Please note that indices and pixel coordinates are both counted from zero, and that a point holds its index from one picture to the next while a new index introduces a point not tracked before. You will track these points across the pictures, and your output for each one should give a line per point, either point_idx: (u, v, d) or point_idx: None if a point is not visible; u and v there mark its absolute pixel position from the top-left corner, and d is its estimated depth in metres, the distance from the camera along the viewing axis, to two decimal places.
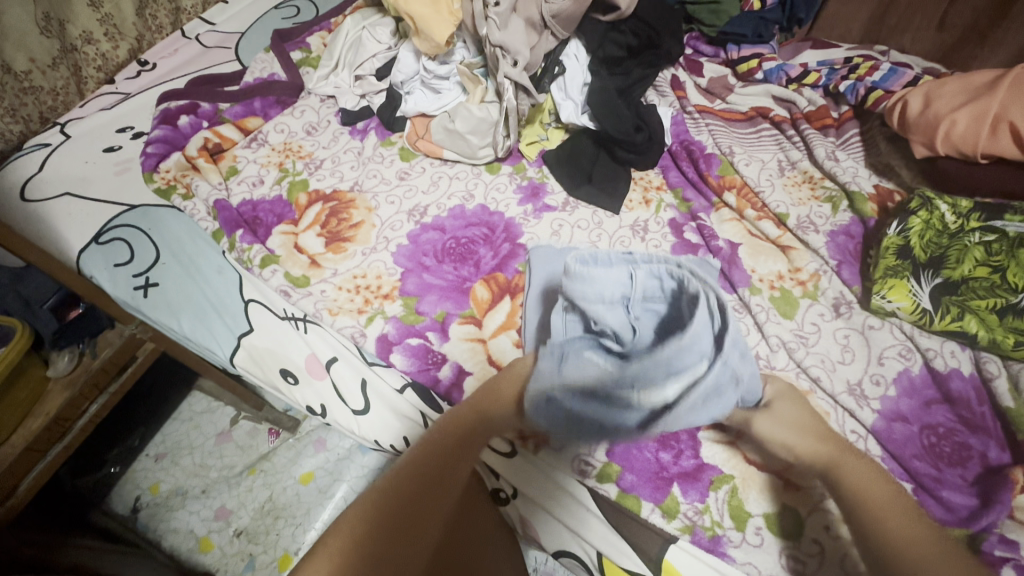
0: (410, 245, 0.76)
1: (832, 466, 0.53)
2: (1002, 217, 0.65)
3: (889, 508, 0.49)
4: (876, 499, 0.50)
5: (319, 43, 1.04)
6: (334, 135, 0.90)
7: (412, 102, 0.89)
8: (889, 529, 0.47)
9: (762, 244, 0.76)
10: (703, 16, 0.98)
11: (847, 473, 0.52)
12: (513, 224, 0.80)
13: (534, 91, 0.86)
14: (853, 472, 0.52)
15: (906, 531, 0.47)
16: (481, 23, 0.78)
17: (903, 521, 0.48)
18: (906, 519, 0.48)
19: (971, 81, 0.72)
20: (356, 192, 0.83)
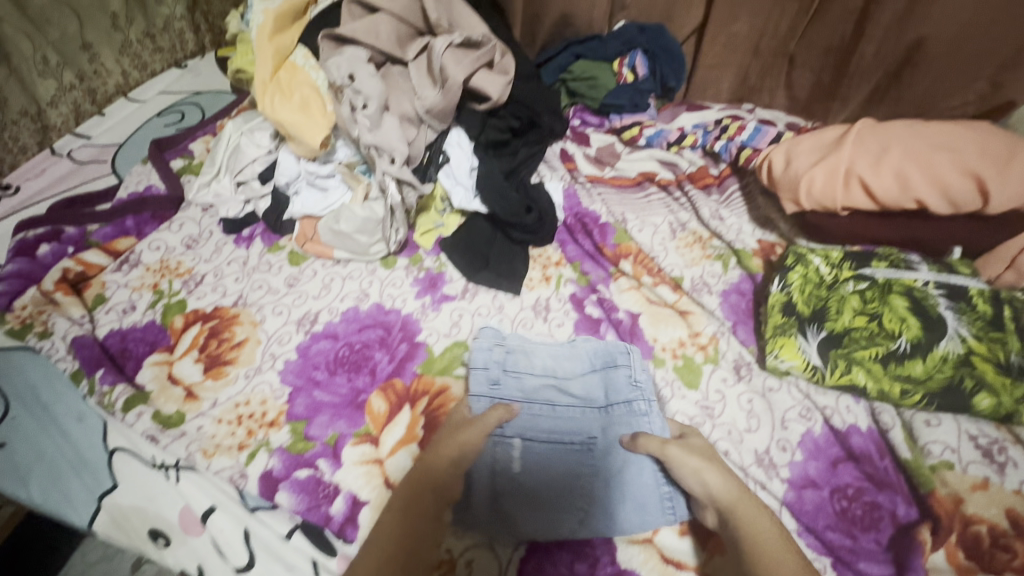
0: (299, 360, 0.72)
1: (729, 509, 0.53)
2: (870, 264, 0.68)
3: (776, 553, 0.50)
4: (763, 542, 0.51)
5: (202, 148, 1.01)
6: (217, 246, 0.85)
7: (298, 203, 0.85)
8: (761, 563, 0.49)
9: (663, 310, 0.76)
10: (584, 91, 1.02)
11: (744, 518, 0.52)
12: (411, 320, 0.77)
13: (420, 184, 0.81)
14: (750, 515, 0.53)
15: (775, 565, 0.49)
16: (352, 126, 0.76)
17: (771, 554, 0.50)
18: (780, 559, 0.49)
19: (823, 137, 0.77)
20: (240, 306, 0.78)
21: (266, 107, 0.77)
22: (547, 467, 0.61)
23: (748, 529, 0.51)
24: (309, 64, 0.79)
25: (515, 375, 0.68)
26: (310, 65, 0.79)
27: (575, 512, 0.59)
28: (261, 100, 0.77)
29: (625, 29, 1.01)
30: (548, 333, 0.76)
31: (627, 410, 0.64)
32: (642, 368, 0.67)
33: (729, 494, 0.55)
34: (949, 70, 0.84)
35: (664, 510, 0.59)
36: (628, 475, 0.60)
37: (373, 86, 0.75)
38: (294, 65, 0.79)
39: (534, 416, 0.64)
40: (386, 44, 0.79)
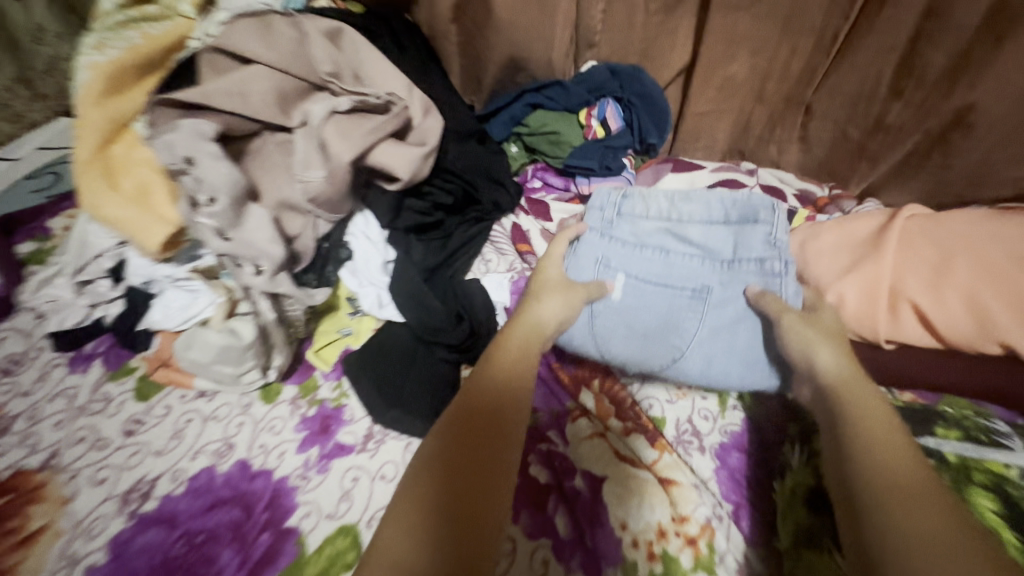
0: (109, 567, 0.50)
1: (836, 391, 0.44)
2: (933, 433, 0.47)
3: (878, 422, 0.40)
4: (867, 412, 0.41)
5: (64, 225, 0.81)
6: (43, 371, 0.64)
7: (156, 314, 0.64)
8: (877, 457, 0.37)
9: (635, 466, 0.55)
10: (544, 148, 0.83)
11: (853, 401, 0.43)
12: (283, 490, 0.55)
13: (312, 293, 0.61)
14: (856, 395, 0.43)
15: (894, 457, 0.37)
16: (196, 227, 0.54)
17: (887, 447, 0.38)
18: (907, 470, 0.36)
19: (852, 232, 0.57)
20: (49, 470, 0.56)
21: (88, 200, 0.56)
22: (645, 302, 0.59)
23: (858, 426, 0.40)
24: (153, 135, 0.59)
25: (673, 210, 0.64)
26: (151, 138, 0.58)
27: (681, 364, 0.57)
28: (81, 190, 0.57)
29: (592, 72, 0.81)
30: None
31: (757, 268, 0.58)
32: (731, 209, 0.62)
33: (842, 377, 0.45)
34: (1011, 137, 0.64)
35: (746, 337, 0.56)
36: (732, 324, 0.57)
37: (218, 175, 0.52)
38: (135, 137, 0.59)
39: (646, 232, 0.64)
40: (258, 108, 0.58)
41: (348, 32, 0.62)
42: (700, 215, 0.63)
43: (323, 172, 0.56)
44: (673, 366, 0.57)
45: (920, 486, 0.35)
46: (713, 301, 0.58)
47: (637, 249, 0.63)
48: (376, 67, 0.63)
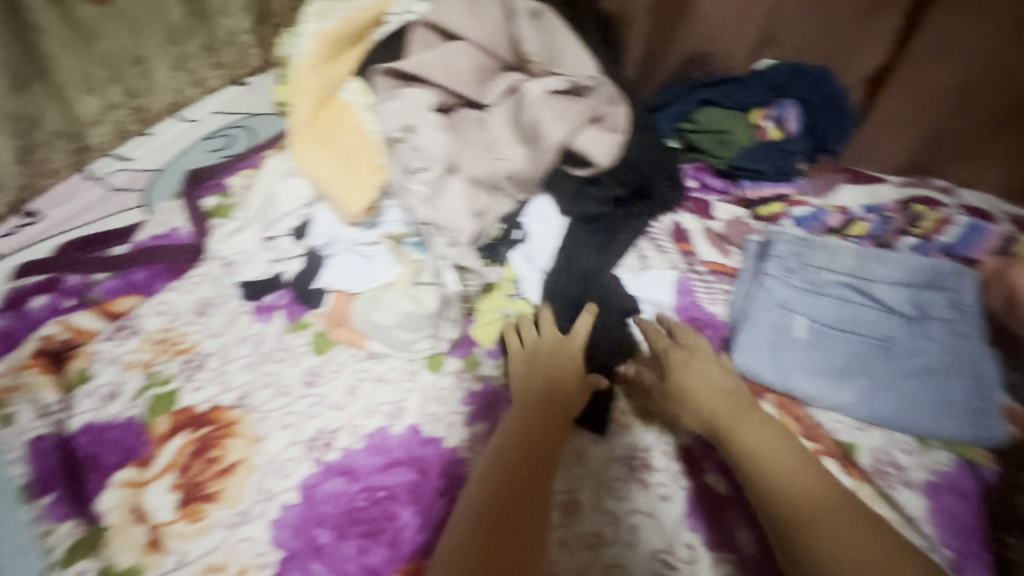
0: (301, 506, 0.53)
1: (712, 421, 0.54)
2: None
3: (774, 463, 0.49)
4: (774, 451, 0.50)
5: (241, 183, 0.86)
6: (231, 316, 0.68)
7: (332, 274, 0.67)
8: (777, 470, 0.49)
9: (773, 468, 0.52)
10: (707, 146, 0.78)
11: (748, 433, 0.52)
12: (455, 460, 0.56)
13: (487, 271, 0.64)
14: (751, 429, 0.52)
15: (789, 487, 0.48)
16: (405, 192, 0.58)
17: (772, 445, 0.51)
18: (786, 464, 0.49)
19: None
20: (240, 407, 0.60)
21: (299, 156, 0.60)
22: (830, 349, 0.59)
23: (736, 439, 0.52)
24: (364, 103, 0.62)
25: (856, 261, 0.62)
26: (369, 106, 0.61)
27: (865, 413, 0.56)
28: (295, 147, 0.61)
29: (773, 70, 0.77)
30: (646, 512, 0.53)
31: (943, 330, 0.57)
32: (919, 272, 0.60)
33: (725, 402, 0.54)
34: None
35: (939, 396, 0.55)
36: (924, 380, 0.55)
37: (435, 145, 0.57)
38: (346, 103, 0.62)
39: (827, 280, 0.62)
40: (461, 83, 0.60)
41: (550, 13, 0.61)
42: (887, 270, 0.61)
43: (527, 151, 0.59)
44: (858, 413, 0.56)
45: (810, 509, 0.46)
46: (902, 356, 0.57)
47: (819, 298, 0.61)
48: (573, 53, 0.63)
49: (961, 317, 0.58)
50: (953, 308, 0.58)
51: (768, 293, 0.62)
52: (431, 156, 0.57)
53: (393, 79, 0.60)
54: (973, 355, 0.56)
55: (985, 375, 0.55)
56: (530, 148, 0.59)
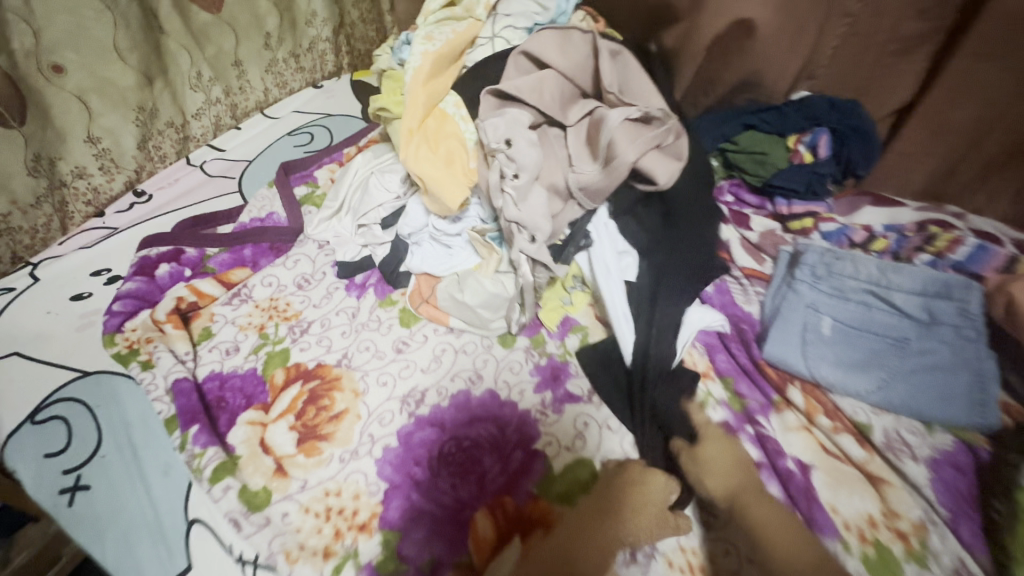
0: (400, 450, 0.62)
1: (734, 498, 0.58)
2: None
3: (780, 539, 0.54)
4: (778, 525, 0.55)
5: (327, 176, 0.97)
6: (328, 291, 0.79)
7: (418, 259, 0.78)
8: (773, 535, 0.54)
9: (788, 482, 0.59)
10: (747, 166, 0.89)
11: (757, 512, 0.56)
12: (528, 420, 0.66)
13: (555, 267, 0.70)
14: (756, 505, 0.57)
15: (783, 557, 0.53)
16: (497, 195, 0.68)
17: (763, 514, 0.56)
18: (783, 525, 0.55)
19: None
20: (343, 367, 0.70)
21: (409, 155, 0.71)
22: (850, 344, 0.68)
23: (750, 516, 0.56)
24: (460, 114, 0.74)
25: (879, 271, 0.71)
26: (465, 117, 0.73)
27: (876, 399, 0.64)
28: (405, 147, 0.72)
29: (811, 102, 0.87)
30: None
31: (952, 334, 0.65)
32: (935, 283, 0.68)
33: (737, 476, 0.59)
34: None
35: (944, 387, 0.62)
36: (929, 373, 0.64)
37: (528, 158, 0.67)
38: (444, 112, 0.74)
39: (852, 286, 0.71)
40: (549, 104, 0.71)
41: (628, 54, 0.72)
42: (907, 280, 0.69)
43: (602, 166, 0.69)
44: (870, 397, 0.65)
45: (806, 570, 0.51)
46: (914, 352, 0.65)
47: (844, 300, 0.70)
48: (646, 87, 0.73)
49: (969, 324, 0.65)
50: (961, 315, 0.65)
51: (798, 294, 0.72)
52: (524, 167, 0.67)
53: (495, 97, 0.72)
54: (978, 355, 0.63)
55: (985, 372, 0.62)
56: (604, 166, 0.69)
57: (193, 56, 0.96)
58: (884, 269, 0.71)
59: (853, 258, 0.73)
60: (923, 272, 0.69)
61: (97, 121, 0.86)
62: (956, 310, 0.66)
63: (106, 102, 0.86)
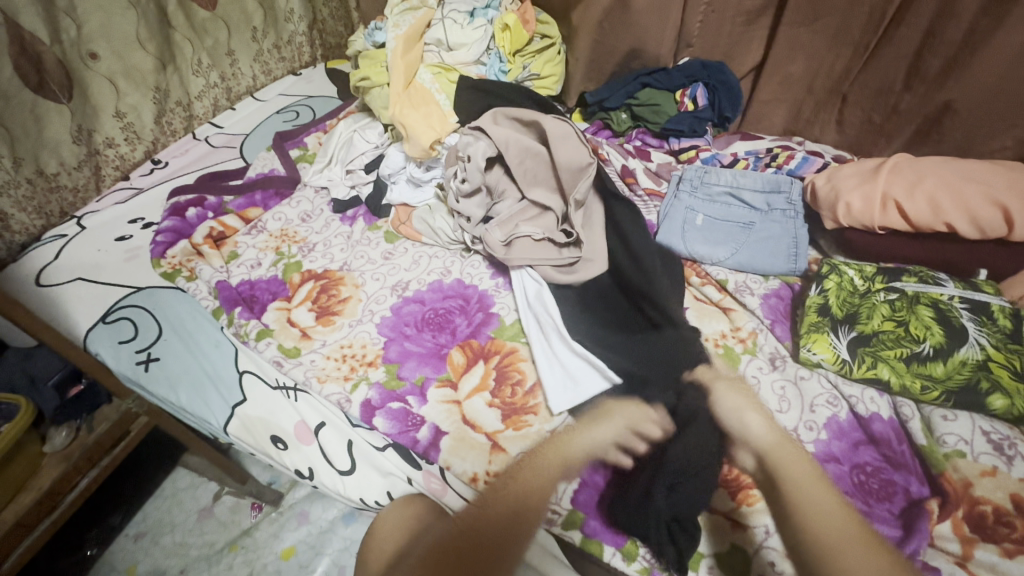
0: (393, 317, 0.84)
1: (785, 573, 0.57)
2: (900, 279, 0.76)
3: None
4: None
5: (315, 142, 1.19)
6: (326, 222, 1.00)
7: (397, 193, 1.01)
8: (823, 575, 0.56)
9: (754, 419, 0.69)
10: (647, 115, 1.14)
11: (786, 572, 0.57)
12: (487, 295, 0.88)
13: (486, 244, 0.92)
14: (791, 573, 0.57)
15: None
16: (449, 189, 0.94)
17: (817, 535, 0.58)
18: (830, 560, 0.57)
19: (862, 166, 0.86)
20: (345, 270, 0.92)
21: (396, 111, 0.98)
22: (714, 230, 0.92)
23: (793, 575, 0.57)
24: (434, 87, 1.01)
25: (734, 179, 0.96)
26: (436, 89, 1.01)
27: (732, 262, 0.90)
28: (393, 106, 0.99)
29: (689, 65, 1.14)
30: None
31: (781, 215, 0.90)
32: (769, 183, 0.94)
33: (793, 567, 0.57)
34: (988, 116, 0.90)
35: (776, 249, 0.87)
36: (766, 241, 0.88)
37: (476, 175, 0.90)
38: (422, 84, 1.01)
39: (716, 191, 0.96)
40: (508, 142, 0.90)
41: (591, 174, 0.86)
42: (752, 183, 0.95)
43: (503, 241, 0.88)
44: (728, 263, 0.90)
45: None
46: (757, 230, 0.90)
47: (711, 200, 0.95)
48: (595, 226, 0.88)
49: (792, 205, 0.90)
50: (788, 199, 0.91)
51: (679, 200, 0.97)
52: (471, 179, 0.90)
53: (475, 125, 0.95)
54: (796, 225, 0.89)
55: (800, 237, 0.88)
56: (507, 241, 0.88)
57: (195, 46, 1.16)
58: (738, 176, 0.96)
59: (716, 172, 0.98)
60: (762, 176, 0.95)
61: (123, 99, 1.06)
62: (784, 199, 0.91)
63: (130, 84, 1.06)
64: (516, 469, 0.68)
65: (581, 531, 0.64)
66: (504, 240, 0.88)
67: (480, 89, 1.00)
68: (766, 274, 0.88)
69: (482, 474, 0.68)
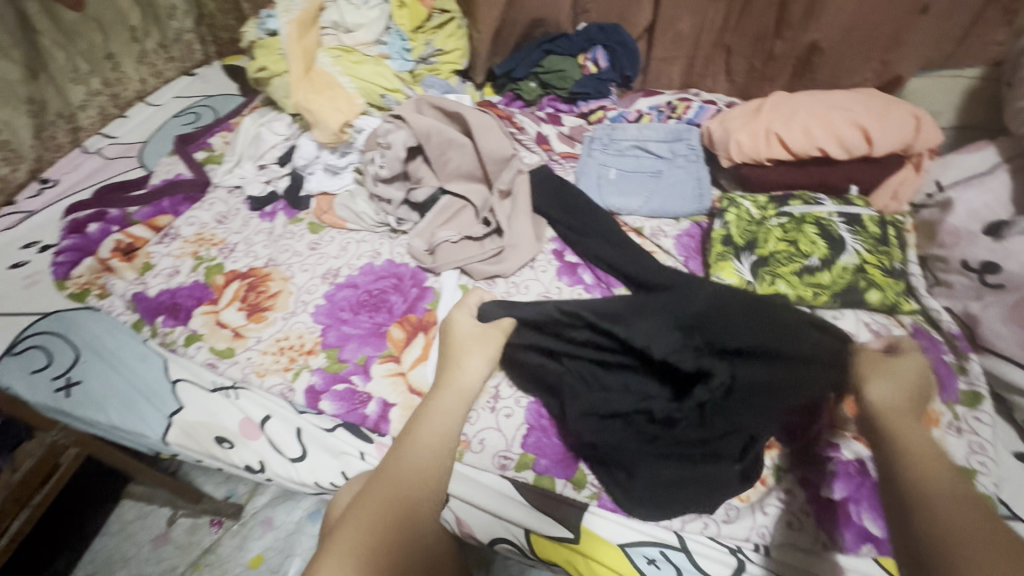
0: (327, 304, 0.84)
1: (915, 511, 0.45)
2: (788, 203, 0.85)
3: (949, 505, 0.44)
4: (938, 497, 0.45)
5: (221, 141, 1.14)
6: (245, 220, 0.98)
7: (315, 182, 0.99)
8: (938, 520, 0.43)
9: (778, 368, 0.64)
10: (554, 82, 1.18)
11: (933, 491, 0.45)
12: (419, 271, 0.89)
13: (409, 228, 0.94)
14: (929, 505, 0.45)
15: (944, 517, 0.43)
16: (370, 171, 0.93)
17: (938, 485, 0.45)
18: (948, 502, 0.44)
19: (746, 107, 0.94)
20: (271, 266, 0.90)
21: (299, 97, 0.95)
22: (627, 181, 0.97)
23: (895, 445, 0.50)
24: (335, 70, 1.00)
25: (640, 133, 1.01)
26: (336, 73, 0.99)
27: (644, 210, 0.95)
28: (295, 92, 0.96)
29: (587, 29, 1.17)
30: (535, 278, 0.88)
31: (684, 161, 0.97)
32: (672, 134, 1.00)
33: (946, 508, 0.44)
34: (846, 53, 1.01)
35: (683, 193, 0.94)
36: (674, 188, 0.95)
37: (394, 163, 0.90)
38: (322, 69, 1.00)
39: (625, 145, 1.01)
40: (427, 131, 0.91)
41: (517, 162, 0.92)
42: (656, 135, 1.00)
43: (428, 249, 0.90)
44: (643, 212, 0.95)
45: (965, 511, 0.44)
46: (664, 178, 0.96)
47: (620, 155, 1.00)
48: (521, 210, 0.91)
49: (693, 151, 0.97)
50: (689, 145, 0.98)
51: (592, 158, 1.01)
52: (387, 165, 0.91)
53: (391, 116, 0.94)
54: (698, 169, 0.96)
55: (703, 178, 0.95)
56: (434, 251, 0.90)
57: (67, 52, 1.07)
58: (643, 129, 1.01)
59: (621, 127, 1.03)
60: (664, 127, 1.01)
61: None
62: (686, 146, 0.98)
63: None
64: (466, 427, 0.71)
65: (533, 470, 0.67)
66: (427, 249, 0.90)
67: (385, 72, 1.01)
68: (677, 216, 0.95)
69: None
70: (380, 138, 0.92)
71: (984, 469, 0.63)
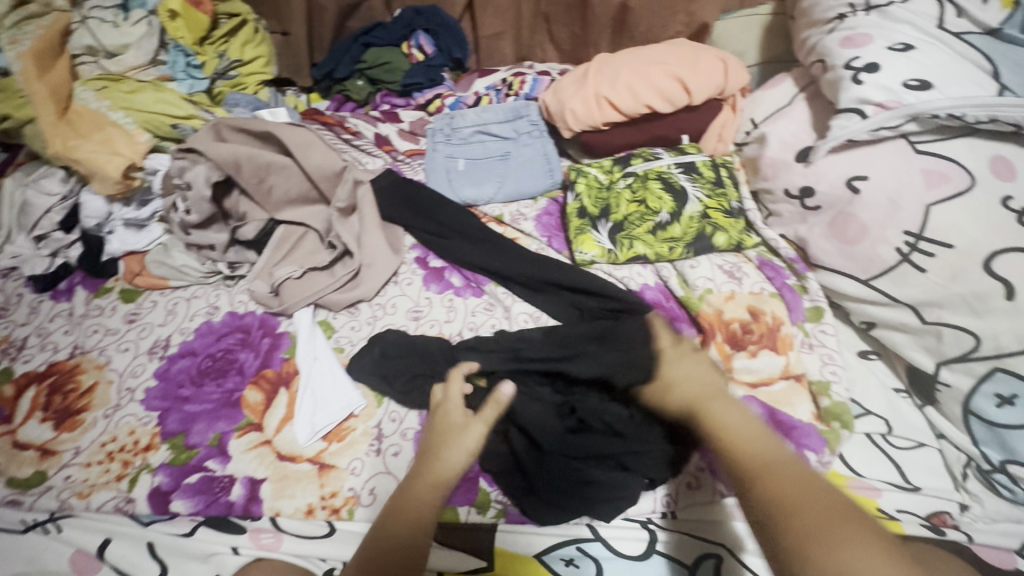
0: (160, 384, 0.71)
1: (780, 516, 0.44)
2: (630, 163, 0.86)
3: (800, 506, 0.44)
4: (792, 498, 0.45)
5: None
6: (32, 307, 0.80)
7: (117, 242, 0.83)
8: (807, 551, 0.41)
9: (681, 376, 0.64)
10: (382, 76, 1.09)
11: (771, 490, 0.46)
12: (269, 316, 0.78)
13: (247, 270, 0.82)
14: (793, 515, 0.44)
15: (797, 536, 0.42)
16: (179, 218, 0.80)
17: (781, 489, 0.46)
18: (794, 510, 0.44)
19: (574, 74, 0.92)
20: (78, 355, 0.74)
21: (58, 146, 0.79)
22: (477, 169, 0.93)
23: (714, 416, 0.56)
24: (102, 106, 0.84)
25: (480, 116, 0.97)
26: (105, 109, 0.83)
27: (499, 196, 0.91)
28: (51, 141, 0.79)
29: (403, 15, 1.10)
30: (401, 293, 0.81)
31: (529, 138, 0.95)
32: (512, 112, 0.97)
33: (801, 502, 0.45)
34: (653, 7, 1.03)
35: (534, 171, 0.92)
36: (524, 168, 0.92)
37: (202, 206, 0.79)
38: (83, 107, 0.83)
39: (468, 133, 0.96)
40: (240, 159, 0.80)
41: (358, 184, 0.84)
42: (497, 116, 0.97)
43: (272, 290, 0.79)
44: (498, 198, 0.91)
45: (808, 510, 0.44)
46: (513, 159, 0.93)
47: (465, 143, 0.95)
48: (369, 224, 0.83)
49: (535, 127, 0.95)
50: (530, 121, 0.96)
51: (436, 152, 0.95)
52: (196, 209, 0.79)
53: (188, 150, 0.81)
54: (543, 143, 0.94)
55: (550, 152, 0.93)
56: (280, 291, 0.79)
57: None
58: (483, 113, 0.97)
59: (461, 114, 0.98)
60: (504, 106, 0.97)
61: None
62: (526, 123, 0.96)
63: None
64: (351, 481, 0.64)
65: None
66: (271, 290, 0.79)
67: (170, 97, 0.87)
68: (534, 196, 0.92)
69: (317, 504, 0.62)
70: (179, 179, 0.80)
71: (836, 377, 0.69)
